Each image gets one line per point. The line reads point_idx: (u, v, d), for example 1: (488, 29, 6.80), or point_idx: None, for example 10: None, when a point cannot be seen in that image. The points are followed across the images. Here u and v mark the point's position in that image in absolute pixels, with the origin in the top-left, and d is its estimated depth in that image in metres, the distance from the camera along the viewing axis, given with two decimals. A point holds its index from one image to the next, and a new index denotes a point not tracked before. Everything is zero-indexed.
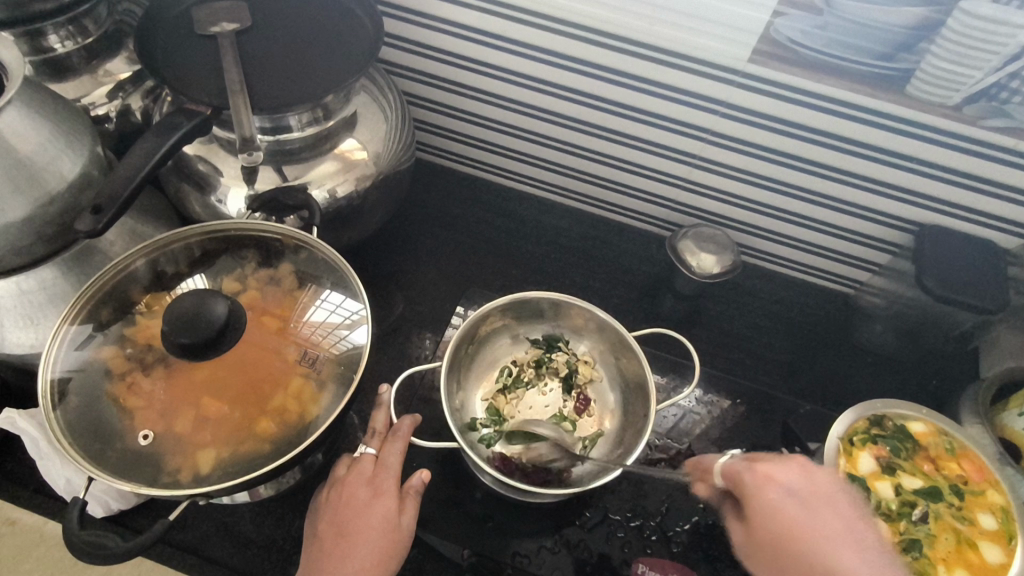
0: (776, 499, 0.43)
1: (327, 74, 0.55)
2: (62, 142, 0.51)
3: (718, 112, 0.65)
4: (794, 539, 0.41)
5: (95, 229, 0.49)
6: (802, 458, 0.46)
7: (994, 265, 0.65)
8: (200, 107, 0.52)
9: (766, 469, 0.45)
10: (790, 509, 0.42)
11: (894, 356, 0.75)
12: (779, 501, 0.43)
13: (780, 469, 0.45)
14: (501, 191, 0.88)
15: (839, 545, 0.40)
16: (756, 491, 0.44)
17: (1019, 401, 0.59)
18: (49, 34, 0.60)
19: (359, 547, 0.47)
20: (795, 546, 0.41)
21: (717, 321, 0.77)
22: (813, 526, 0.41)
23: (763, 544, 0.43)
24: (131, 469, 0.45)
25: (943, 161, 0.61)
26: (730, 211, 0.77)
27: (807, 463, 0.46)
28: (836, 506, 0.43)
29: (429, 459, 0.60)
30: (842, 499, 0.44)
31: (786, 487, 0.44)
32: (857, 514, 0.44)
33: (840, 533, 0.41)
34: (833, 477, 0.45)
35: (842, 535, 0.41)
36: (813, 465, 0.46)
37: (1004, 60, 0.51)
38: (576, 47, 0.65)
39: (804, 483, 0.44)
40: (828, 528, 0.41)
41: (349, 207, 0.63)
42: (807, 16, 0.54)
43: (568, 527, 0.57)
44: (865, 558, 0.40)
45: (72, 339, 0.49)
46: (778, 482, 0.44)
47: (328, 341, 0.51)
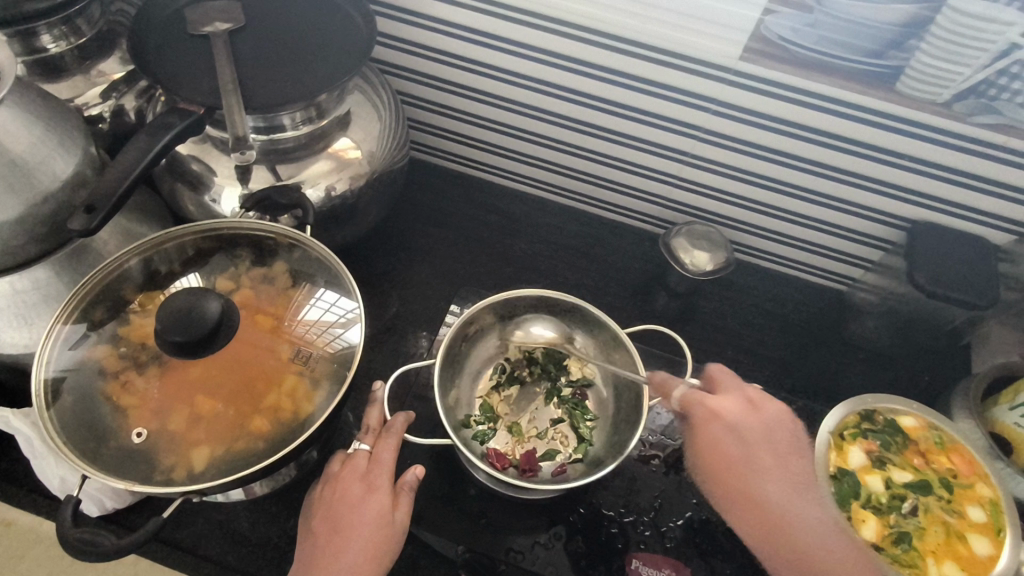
0: (716, 430, 0.50)
1: (320, 73, 0.55)
2: (55, 141, 0.51)
3: (710, 109, 0.66)
4: (725, 462, 0.49)
5: (88, 228, 0.49)
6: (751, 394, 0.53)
7: (985, 260, 0.65)
8: (193, 107, 0.53)
9: (717, 405, 0.51)
10: (726, 439, 0.50)
11: (887, 352, 0.76)
12: (719, 430, 0.50)
13: (728, 406, 0.51)
14: (495, 190, 0.88)
15: (762, 471, 0.48)
16: (703, 423, 0.51)
17: (1010, 395, 0.59)
18: (42, 34, 0.60)
19: (353, 544, 0.48)
20: (725, 469, 0.49)
21: (710, 318, 0.78)
22: (743, 453, 0.49)
23: (702, 467, 0.50)
24: (125, 467, 0.45)
25: (934, 157, 0.61)
26: (724, 208, 0.77)
27: (757, 396, 0.53)
28: (772, 438, 0.50)
29: (423, 457, 0.61)
30: (781, 431, 0.51)
31: (729, 421, 0.50)
32: (792, 444, 0.51)
33: (767, 462, 0.49)
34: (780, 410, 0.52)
35: (771, 468, 0.48)
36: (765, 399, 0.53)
37: (992, 57, 0.52)
38: (569, 45, 0.65)
39: (746, 416, 0.51)
40: (758, 457, 0.49)
41: (343, 206, 0.63)
42: (798, 14, 0.54)
43: (562, 523, 0.57)
44: (780, 484, 0.48)
45: (65, 338, 0.49)
46: (723, 418, 0.51)
47: (322, 339, 0.52)
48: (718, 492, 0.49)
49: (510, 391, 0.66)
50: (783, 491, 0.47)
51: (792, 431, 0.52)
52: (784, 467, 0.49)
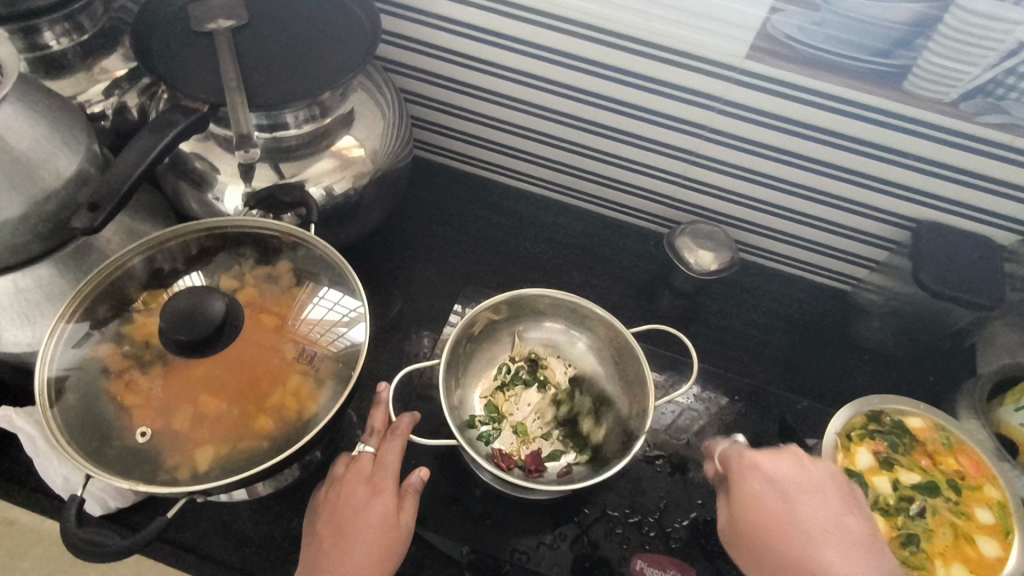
0: (757, 485, 0.48)
1: (325, 71, 0.55)
2: (58, 138, 0.51)
3: (716, 109, 0.65)
4: (768, 523, 0.46)
5: (91, 227, 0.49)
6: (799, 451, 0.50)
7: (991, 261, 0.65)
8: (197, 104, 0.52)
9: (757, 457, 0.50)
10: (768, 497, 0.47)
11: (891, 352, 0.75)
12: (760, 485, 0.48)
13: (773, 460, 0.49)
14: (499, 189, 0.88)
15: (813, 531, 0.45)
16: (742, 477, 0.49)
17: (1016, 397, 0.59)
18: (45, 31, 0.60)
19: (358, 544, 0.47)
20: (773, 533, 0.46)
21: (714, 318, 0.77)
22: (788, 510, 0.46)
23: (745, 530, 0.47)
24: (129, 467, 0.45)
25: (940, 157, 0.61)
26: (728, 207, 0.77)
27: (805, 456, 0.50)
28: (823, 498, 0.47)
29: (427, 456, 0.60)
30: (830, 488, 0.48)
31: (771, 476, 0.48)
32: (842, 503, 0.47)
33: (821, 527, 0.45)
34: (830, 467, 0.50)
35: (819, 529, 0.45)
36: (810, 457, 0.50)
37: (999, 56, 0.52)
38: (574, 44, 0.65)
39: (796, 474, 0.48)
40: (799, 512, 0.46)
41: (346, 204, 0.63)
42: (804, 13, 0.54)
43: (567, 524, 0.57)
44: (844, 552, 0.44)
45: (68, 337, 0.49)
46: (764, 471, 0.49)
47: (326, 338, 0.51)
48: (760, 561, 0.46)
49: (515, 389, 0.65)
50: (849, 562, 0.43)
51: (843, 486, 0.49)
52: (839, 530, 0.46)
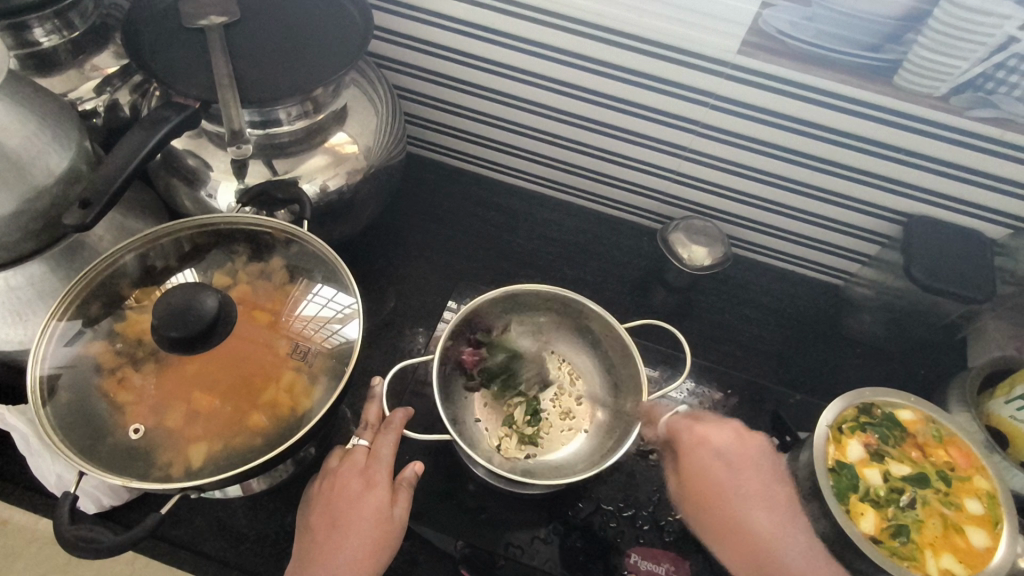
0: (704, 457, 0.52)
1: (317, 67, 0.55)
2: (48, 136, 0.51)
3: (709, 104, 0.66)
4: (714, 489, 0.51)
5: (83, 224, 0.49)
6: (738, 425, 0.55)
7: (981, 254, 0.65)
8: (188, 101, 0.52)
9: (704, 431, 0.54)
10: (717, 467, 0.52)
11: (883, 346, 0.76)
12: (707, 458, 0.52)
13: (715, 432, 0.53)
14: (492, 185, 0.88)
15: (748, 495, 0.50)
16: (689, 447, 0.53)
17: (1006, 389, 0.60)
18: (35, 27, 0.59)
19: (353, 539, 0.47)
20: (711, 497, 0.51)
21: (708, 313, 0.78)
22: (732, 479, 0.51)
23: (690, 493, 0.52)
24: (123, 464, 0.45)
25: (931, 151, 0.61)
26: (721, 203, 0.77)
27: (743, 433, 0.54)
28: (756, 471, 0.52)
29: (422, 453, 0.61)
30: (761, 459, 0.53)
31: (717, 447, 0.53)
32: (768, 475, 0.52)
33: (753, 487, 0.51)
34: (762, 442, 0.55)
35: (756, 491, 0.51)
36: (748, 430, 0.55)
37: (989, 51, 0.52)
38: (567, 40, 0.65)
39: (731, 443, 0.53)
40: (743, 487, 0.51)
41: (340, 201, 0.62)
42: (796, 8, 0.54)
43: (561, 518, 0.57)
44: (770, 512, 0.50)
45: (61, 334, 0.49)
46: (710, 442, 0.53)
47: (320, 334, 0.51)
48: (704, 522, 0.51)
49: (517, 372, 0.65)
50: (771, 518, 0.49)
51: (760, 470, 0.52)
52: (765, 494, 0.51)
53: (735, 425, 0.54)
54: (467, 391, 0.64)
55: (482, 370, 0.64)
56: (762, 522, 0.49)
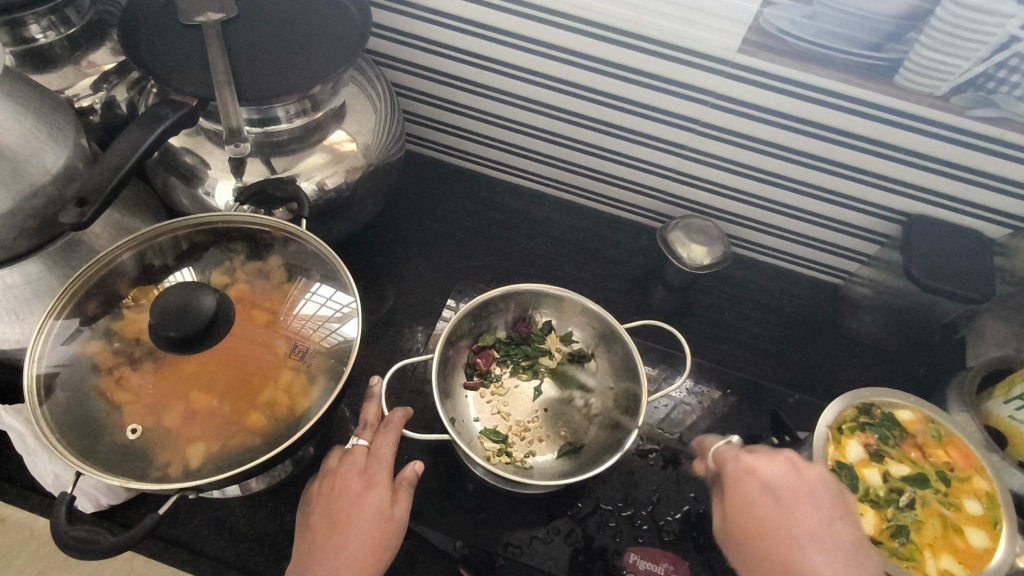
0: (750, 491, 0.46)
1: (315, 64, 0.55)
2: (44, 133, 0.51)
3: (708, 103, 0.65)
4: (761, 523, 0.44)
5: (79, 223, 0.49)
6: (793, 454, 0.48)
7: (981, 254, 0.65)
8: (186, 99, 0.52)
9: (754, 463, 0.47)
10: (764, 501, 0.45)
11: (882, 345, 0.76)
12: (753, 492, 0.46)
13: (766, 463, 0.47)
14: (491, 183, 0.87)
15: (802, 532, 0.43)
16: (737, 480, 0.47)
17: (1004, 389, 0.60)
18: (31, 24, 0.59)
19: (353, 538, 0.47)
20: (761, 531, 0.44)
21: (707, 312, 0.78)
22: (781, 515, 0.44)
23: (735, 529, 0.46)
24: (120, 464, 0.44)
25: (932, 151, 0.61)
26: (721, 202, 0.77)
27: (800, 464, 0.47)
28: (812, 508, 0.45)
29: (421, 451, 0.60)
30: (822, 495, 0.46)
31: (766, 480, 0.46)
32: (830, 512, 0.45)
33: (810, 526, 0.44)
34: (821, 470, 0.48)
35: (815, 529, 0.43)
36: (804, 462, 0.48)
37: (992, 49, 0.52)
38: (568, 38, 0.65)
39: (785, 476, 0.46)
40: (797, 523, 0.44)
41: (338, 199, 0.62)
42: (796, 6, 0.54)
43: (560, 517, 0.57)
44: (830, 554, 0.42)
45: (58, 333, 0.48)
46: (759, 475, 0.47)
47: (318, 334, 0.51)
48: (752, 563, 0.44)
49: (524, 376, 0.66)
50: (830, 562, 0.42)
51: (818, 505, 0.45)
52: (827, 535, 0.43)
53: (789, 455, 0.48)
54: (467, 390, 0.64)
55: (484, 374, 0.65)
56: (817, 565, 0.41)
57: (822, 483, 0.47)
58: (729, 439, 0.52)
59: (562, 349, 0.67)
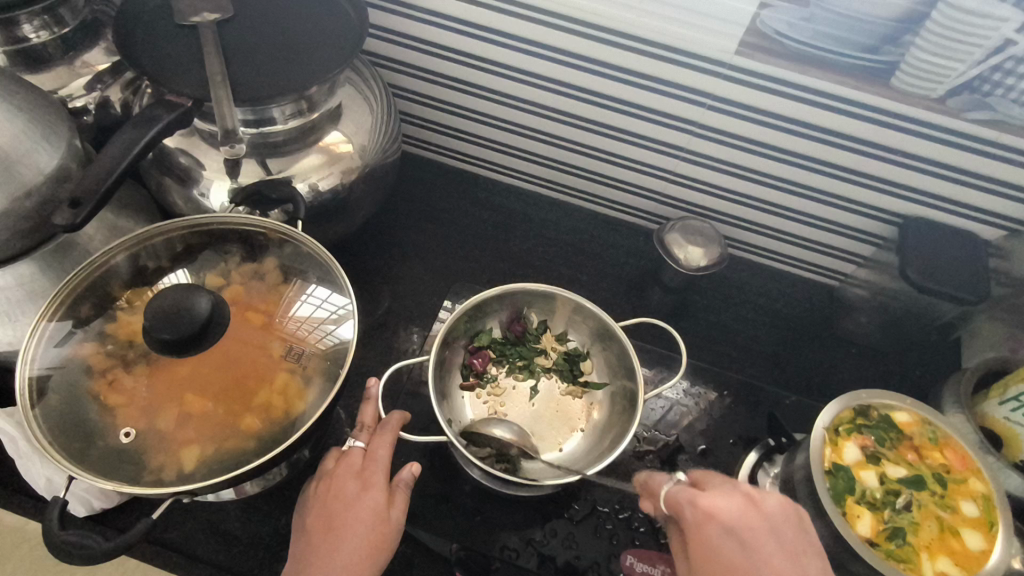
0: (713, 537, 0.42)
1: (310, 66, 0.54)
2: (37, 134, 0.50)
3: (705, 105, 0.65)
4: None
5: (72, 223, 0.48)
6: (750, 489, 0.44)
7: (976, 255, 0.65)
8: (181, 99, 0.51)
9: (711, 504, 0.43)
10: (728, 547, 0.41)
11: (878, 346, 0.76)
12: (719, 539, 0.42)
13: (720, 499, 0.43)
14: (487, 184, 0.87)
15: None
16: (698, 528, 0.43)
17: (999, 390, 0.60)
18: (24, 24, 0.59)
19: (348, 540, 0.47)
20: None
21: (704, 314, 0.78)
22: (750, 562, 0.40)
23: None
24: (113, 468, 0.44)
25: (926, 153, 0.61)
26: (719, 203, 0.77)
27: (752, 490, 0.44)
28: (774, 543, 0.41)
29: (417, 453, 0.60)
30: (783, 529, 0.42)
31: (727, 522, 0.42)
32: (794, 544, 0.41)
33: (779, 568, 0.40)
34: (780, 498, 0.44)
35: (783, 569, 0.40)
36: (761, 494, 0.44)
37: (986, 53, 0.52)
38: (565, 40, 0.65)
39: (744, 512, 0.42)
40: (765, 566, 0.40)
41: (334, 200, 0.62)
42: (793, 8, 0.54)
43: (556, 520, 0.57)
44: None
45: (50, 336, 0.48)
46: (718, 518, 0.42)
47: (314, 336, 0.51)
48: None
49: (521, 376, 0.66)
50: None
51: (786, 545, 0.41)
52: (795, 574, 0.40)
53: (742, 489, 0.44)
54: (464, 390, 0.64)
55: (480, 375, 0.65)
56: None
57: (784, 511, 0.43)
58: (679, 479, 0.48)
59: (558, 348, 0.67)
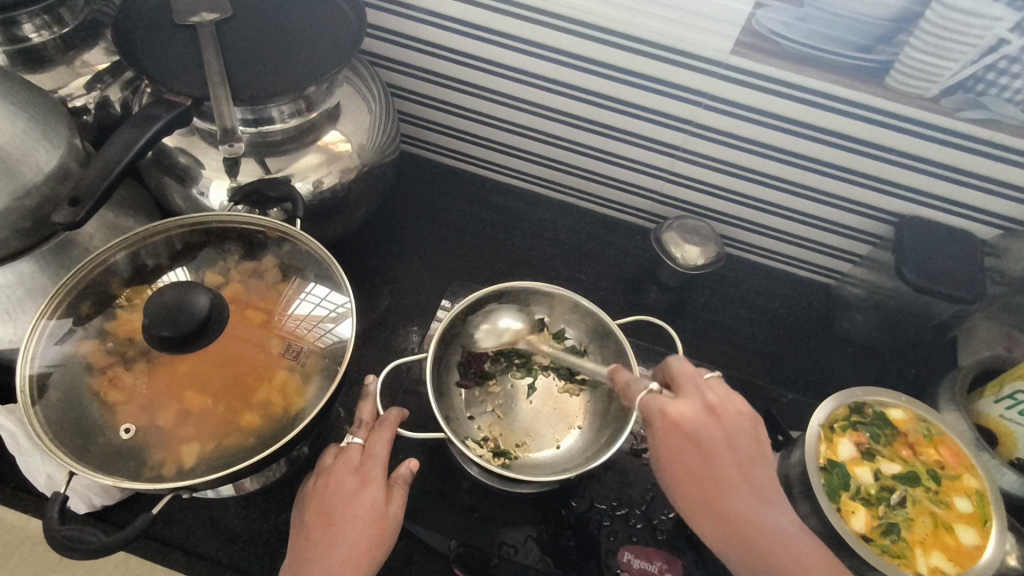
0: (677, 444, 0.46)
1: (308, 66, 0.54)
2: (38, 133, 0.50)
3: (702, 104, 0.66)
4: (688, 476, 0.46)
5: (73, 221, 0.48)
6: (711, 395, 0.49)
7: (971, 254, 0.66)
8: (180, 99, 0.51)
9: (679, 414, 0.47)
10: (689, 452, 0.46)
11: (874, 345, 0.76)
12: (683, 445, 0.46)
13: (684, 407, 0.48)
14: (485, 184, 0.88)
15: (728, 487, 0.45)
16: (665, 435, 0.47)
17: (994, 388, 0.61)
18: (25, 23, 0.59)
19: (347, 536, 0.47)
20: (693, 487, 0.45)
21: (701, 313, 0.78)
22: (707, 467, 0.46)
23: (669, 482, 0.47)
24: (114, 464, 0.44)
25: (921, 152, 0.62)
26: (716, 202, 0.78)
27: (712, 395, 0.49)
28: (732, 450, 0.46)
29: (415, 451, 0.61)
30: (739, 434, 0.47)
31: (689, 428, 0.47)
32: (747, 448, 0.47)
33: (733, 475, 0.46)
34: (739, 405, 0.49)
35: (738, 478, 0.46)
36: (721, 402, 0.49)
37: (980, 52, 0.52)
38: (563, 40, 0.65)
39: (704, 417, 0.47)
40: (722, 472, 0.45)
41: (333, 199, 0.62)
42: (789, 8, 0.54)
43: (554, 516, 0.57)
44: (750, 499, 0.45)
45: (51, 334, 0.48)
46: (683, 426, 0.47)
47: (312, 333, 0.51)
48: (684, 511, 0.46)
49: (518, 373, 0.66)
50: (750, 505, 0.45)
51: (737, 448, 0.47)
52: (748, 483, 0.46)
53: (705, 398, 0.48)
54: (462, 388, 0.64)
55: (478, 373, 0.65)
56: (739, 509, 0.44)
57: (741, 416, 0.48)
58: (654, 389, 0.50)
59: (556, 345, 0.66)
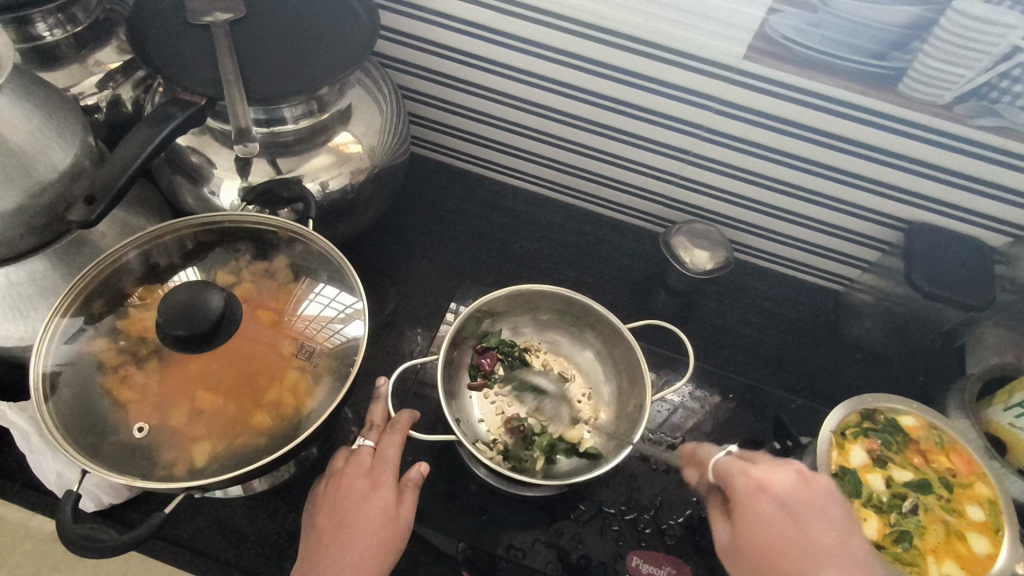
0: (766, 508, 0.42)
1: (321, 67, 0.54)
2: (53, 131, 0.51)
3: (713, 109, 0.66)
4: (778, 547, 0.41)
5: (87, 220, 0.49)
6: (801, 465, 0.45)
7: (982, 261, 0.66)
8: (195, 98, 0.52)
9: (764, 477, 0.44)
10: (778, 520, 0.42)
11: (882, 352, 0.76)
12: (769, 510, 0.42)
13: (775, 474, 0.44)
14: (494, 186, 0.88)
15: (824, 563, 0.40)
16: (748, 498, 0.43)
17: (1005, 396, 0.60)
18: (38, 22, 0.59)
19: (358, 538, 0.47)
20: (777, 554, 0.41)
21: (709, 318, 0.78)
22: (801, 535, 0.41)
23: (748, 551, 0.42)
24: (125, 463, 0.44)
25: (932, 159, 0.62)
26: (725, 207, 0.78)
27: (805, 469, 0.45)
28: (825, 522, 0.42)
29: (424, 453, 0.60)
30: (833, 508, 0.43)
31: (779, 494, 0.43)
32: (841, 525, 0.42)
33: (827, 545, 0.41)
34: (830, 480, 0.45)
35: (832, 548, 0.41)
36: (815, 473, 0.45)
37: (994, 59, 0.52)
38: (574, 42, 0.65)
39: (797, 487, 0.43)
40: (813, 541, 0.41)
41: (343, 200, 0.62)
42: (803, 14, 0.54)
43: (562, 520, 0.57)
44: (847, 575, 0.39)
45: (62, 332, 0.48)
46: (769, 489, 0.43)
47: (322, 334, 0.51)
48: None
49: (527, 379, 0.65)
50: None
51: (832, 522, 0.42)
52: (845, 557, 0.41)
53: (798, 467, 0.45)
54: (472, 391, 0.64)
55: (489, 376, 0.65)
56: None
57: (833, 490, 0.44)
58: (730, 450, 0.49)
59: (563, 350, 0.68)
